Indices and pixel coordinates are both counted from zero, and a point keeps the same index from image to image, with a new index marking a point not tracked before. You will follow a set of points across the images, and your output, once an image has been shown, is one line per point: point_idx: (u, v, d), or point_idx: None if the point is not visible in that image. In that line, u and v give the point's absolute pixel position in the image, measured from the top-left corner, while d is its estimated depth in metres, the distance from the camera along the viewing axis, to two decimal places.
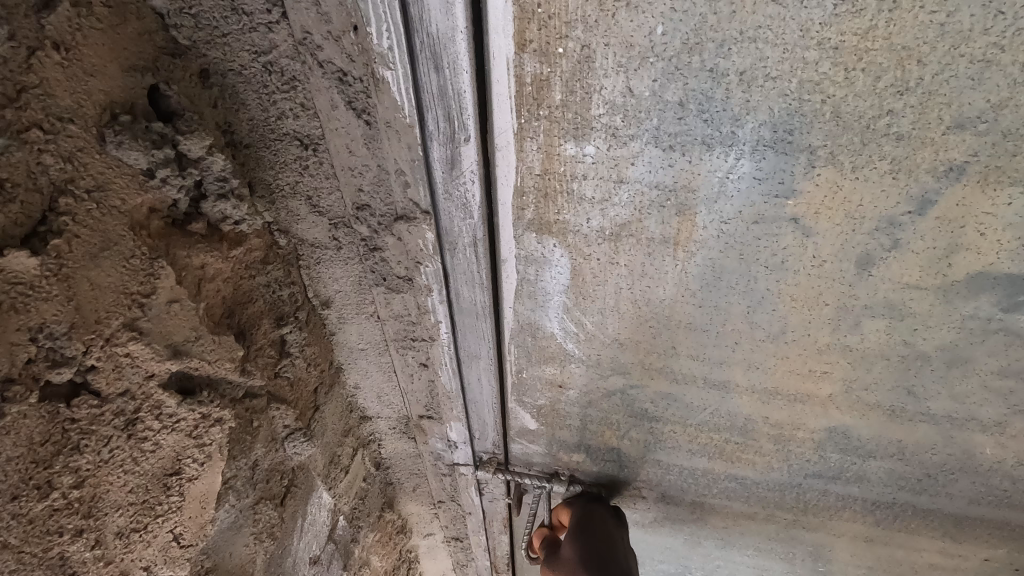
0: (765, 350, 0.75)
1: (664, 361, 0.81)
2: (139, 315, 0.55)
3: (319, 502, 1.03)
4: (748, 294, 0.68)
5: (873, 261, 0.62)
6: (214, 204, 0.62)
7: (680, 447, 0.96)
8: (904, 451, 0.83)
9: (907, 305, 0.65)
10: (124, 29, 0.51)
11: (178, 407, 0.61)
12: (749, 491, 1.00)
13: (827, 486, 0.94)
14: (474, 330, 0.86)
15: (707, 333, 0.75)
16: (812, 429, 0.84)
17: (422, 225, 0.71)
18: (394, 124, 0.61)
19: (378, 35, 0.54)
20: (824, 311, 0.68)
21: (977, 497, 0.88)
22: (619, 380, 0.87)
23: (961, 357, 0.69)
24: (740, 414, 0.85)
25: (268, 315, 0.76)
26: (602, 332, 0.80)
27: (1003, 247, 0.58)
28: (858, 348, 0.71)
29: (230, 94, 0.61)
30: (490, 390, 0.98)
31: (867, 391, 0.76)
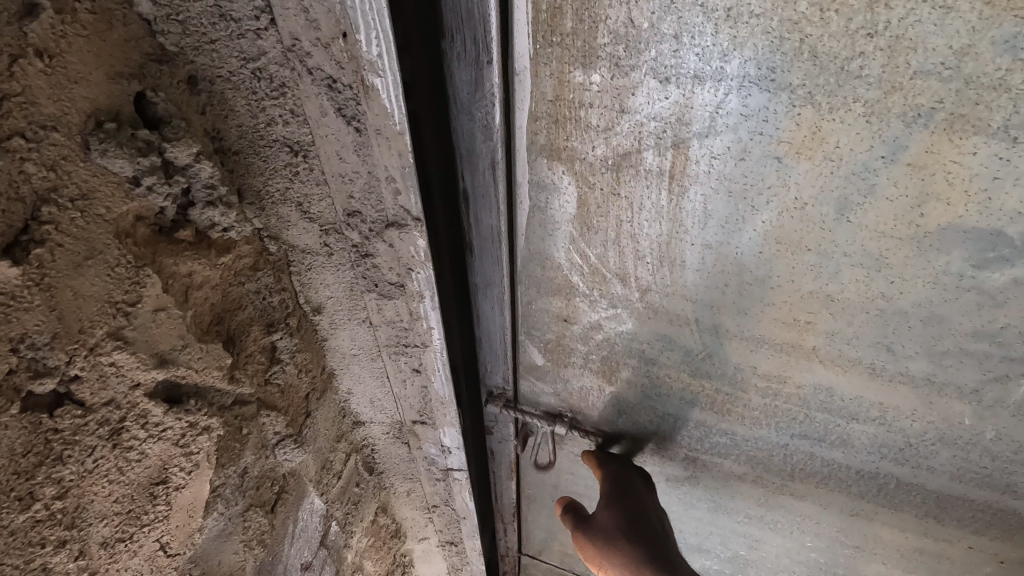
0: (754, 294, 0.72)
1: (660, 298, 0.78)
2: (124, 324, 0.55)
3: (312, 507, 1.02)
4: (733, 233, 0.66)
5: (851, 207, 0.59)
6: (202, 211, 0.61)
7: (673, 394, 0.93)
8: (885, 418, 0.79)
9: (882, 254, 0.61)
10: (110, 36, 0.50)
11: (165, 416, 0.60)
12: (739, 448, 0.97)
13: (813, 449, 0.90)
14: (488, 276, 0.83)
15: (697, 271, 0.72)
16: (798, 384, 0.81)
17: (413, 232, 0.71)
18: (385, 131, 0.61)
19: (367, 43, 0.54)
20: (805, 255, 0.65)
21: (958, 473, 0.83)
22: (617, 318, 0.83)
23: (937, 316, 0.65)
24: (732, 361, 0.82)
25: (259, 322, 0.76)
26: (604, 267, 0.76)
27: (971, 200, 0.54)
28: (838, 298, 0.68)
29: (219, 100, 0.60)
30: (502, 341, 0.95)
31: (848, 345, 0.72)
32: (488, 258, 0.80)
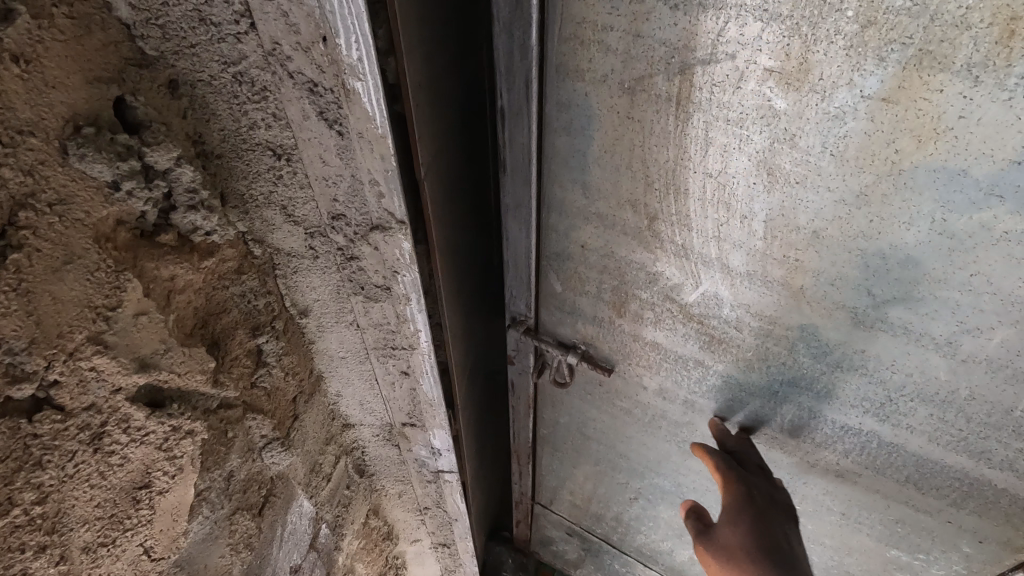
0: (746, 226, 0.65)
1: (666, 225, 0.70)
2: (105, 329, 0.55)
3: (301, 510, 1.02)
4: (720, 154, 0.60)
5: (833, 135, 0.54)
6: (183, 214, 0.61)
7: (674, 328, 0.83)
8: (867, 367, 0.72)
9: (862, 190, 0.57)
10: (88, 40, 0.50)
11: (147, 420, 0.61)
12: (734, 395, 0.88)
13: (803, 398, 0.81)
14: (517, 220, 0.79)
15: (699, 196, 0.65)
16: (786, 327, 0.74)
17: (397, 234, 0.72)
18: (367, 134, 0.62)
19: (347, 46, 0.55)
20: (799, 192, 0.59)
21: (936, 435, 0.74)
22: (628, 246, 0.76)
23: (912, 260, 0.59)
24: (726, 294, 0.74)
25: (244, 326, 0.76)
26: (617, 195, 0.71)
27: (939, 138, 0.50)
28: (824, 236, 0.62)
29: (200, 104, 0.60)
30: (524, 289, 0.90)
31: (834, 286, 0.66)
32: (514, 180, 0.74)
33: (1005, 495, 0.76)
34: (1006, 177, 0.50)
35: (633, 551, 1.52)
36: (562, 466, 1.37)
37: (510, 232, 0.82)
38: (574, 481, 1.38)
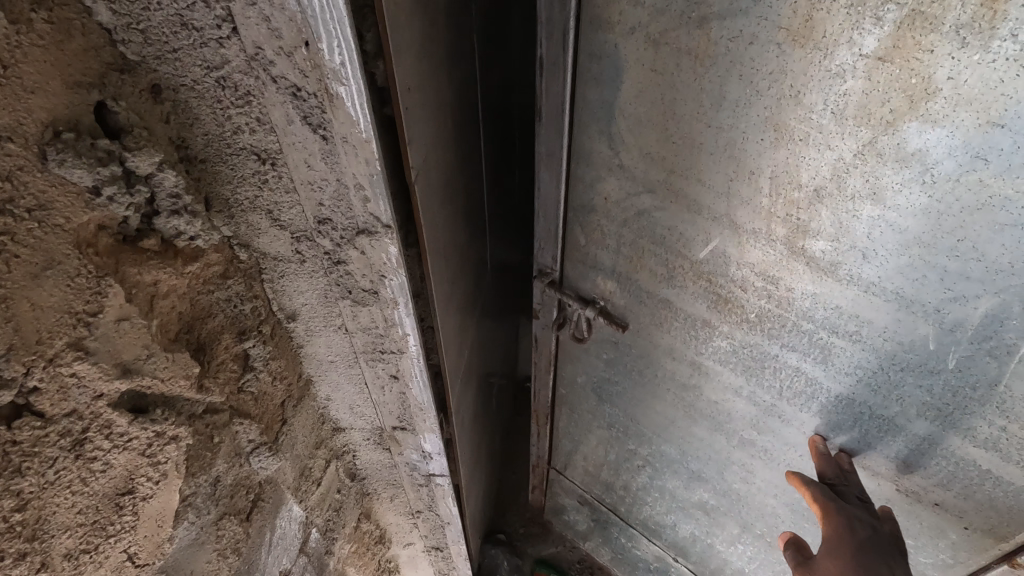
0: (753, 184, 0.67)
1: (684, 181, 0.73)
2: (85, 335, 0.54)
3: (290, 515, 1.01)
4: (725, 104, 0.63)
5: (833, 95, 0.55)
6: (166, 219, 0.61)
7: (685, 290, 0.86)
8: (860, 335, 0.71)
9: (859, 149, 0.57)
10: (69, 46, 0.50)
11: (130, 426, 0.60)
12: (737, 355, 0.87)
13: (800, 364, 0.81)
14: (549, 167, 0.85)
15: (711, 152, 0.68)
16: (789, 288, 0.74)
17: (384, 239, 0.72)
18: (351, 139, 0.62)
19: (329, 51, 0.55)
20: (802, 148, 0.61)
21: (925, 409, 0.72)
22: (647, 200, 0.80)
23: (898, 225, 0.59)
24: (733, 255, 0.76)
25: (230, 330, 0.76)
26: (638, 147, 0.75)
27: (927, 99, 0.51)
28: (824, 194, 0.63)
29: (183, 109, 0.60)
30: (551, 239, 0.95)
31: (835, 250, 0.66)
32: (549, 127, 0.80)
33: (988, 477, 0.72)
34: (990, 142, 0.50)
35: (636, 527, 1.46)
36: (576, 430, 1.37)
37: (542, 178, 0.88)
38: (586, 448, 1.39)
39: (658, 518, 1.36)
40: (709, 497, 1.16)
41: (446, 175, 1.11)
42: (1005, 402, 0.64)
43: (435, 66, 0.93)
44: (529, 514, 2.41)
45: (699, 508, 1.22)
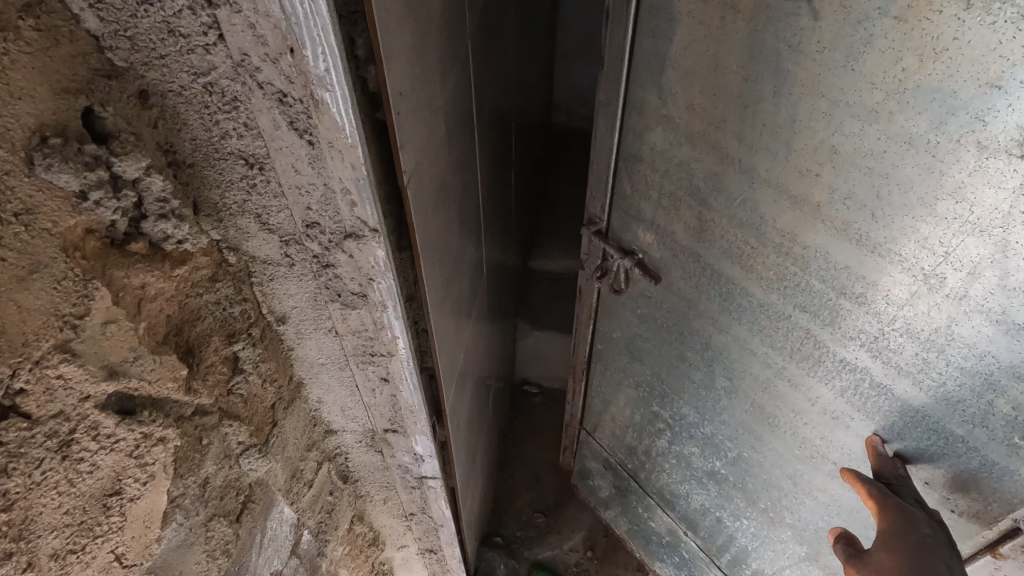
0: (780, 138, 0.72)
1: (720, 133, 0.79)
2: (72, 337, 0.55)
3: (281, 517, 1.02)
4: (761, 56, 0.69)
5: (855, 55, 0.60)
6: (154, 223, 0.62)
7: (713, 243, 0.90)
8: (865, 297, 0.73)
9: (874, 107, 0.61)
10: (57, 52, 0.51)
11: (117, 427, 0.61)
12: (754, 318, 0.91)
13: (810, 328, 0.83)
14: (608, 112, 0.94)
15: (746, 105, 0.74)
16: (804, 245, 0.77)
17: (371, 242, 0.73)
18: (337, 144, 0.63)
19: (314, 58, 0.56)
20: (821, 101, 0.65)
21: (920, 379, 0.73)
22: (687, 151, 0.86)
23: (905, 184, 0.61)
24: (761, 208, 0.80)
25: (219, 333, 0.76)
26: (682, 98, 0.81)
27: (938, 60, 0.54)
28: (841, 151, 0.66)
29: (171, 114, 0.61)
30: (603, 182, 1.04)
31: (847, 208, 0.69)
32: (612, 73, 0.89)
33: (974, 457, 0.73)
34: (992, 104, 0.52)
35: (653, 496, 1.48)
36: (607, 389, 1.43)
37: (602, 124, 0.97)
38: (615, 408, 1.44)
39: (674, 486, 1.38)
40: (721, 467, 1.18)
41: (442, 175, 1.12)
42: (993, 376, 0.65)
43: (433, 63, 0.97)
44: (526, 517, 2.40)
45: (711, 478, 1.24)
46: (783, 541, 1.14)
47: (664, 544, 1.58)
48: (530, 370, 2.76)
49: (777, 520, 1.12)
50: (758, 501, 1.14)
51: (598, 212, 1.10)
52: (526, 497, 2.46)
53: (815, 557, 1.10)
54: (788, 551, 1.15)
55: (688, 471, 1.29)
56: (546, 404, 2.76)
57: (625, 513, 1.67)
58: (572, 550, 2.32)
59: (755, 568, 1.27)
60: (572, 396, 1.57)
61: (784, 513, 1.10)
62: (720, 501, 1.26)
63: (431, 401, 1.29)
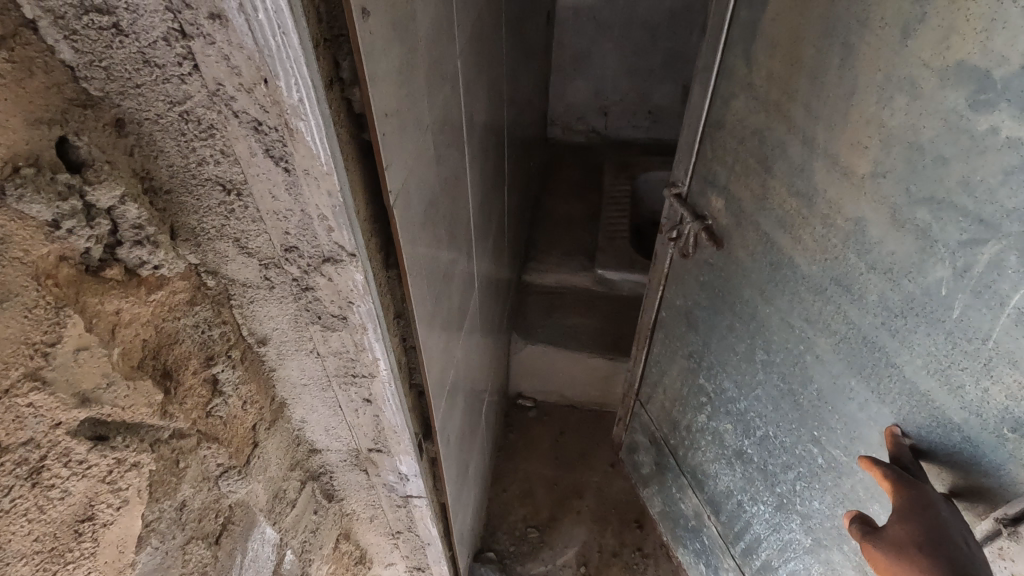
0: (840, 109, 0.83)
1: (791, 103, 0.91)
2: (43, 365, 0.55)
3: (263, 537, 1.01)
4: (832, 30, 0.80)
5: (911, 31, 0.70)
6: (129, 249, 0.63)
7: (771, 212, 1.01)
8: (894, 270, 0.80)
9: (920, 82, 0.71)
10: (31, 83, 0.52)
11: (89, 453, 0.61)
12: (795, 291, 1.00)
13: (843, 304, 0.91)
14: (702, 80, 1.12)
15: (815, 76, 0.86)
16: (844, 215, 0.86)
17: (349, 266, 0.73)
18: (313, 171, 0.63)
19: (288, 88, 0.56)
20: (877, 74, 0.76)
21: (931, 359, 0.79)
22: (760, 119, 0.99)
23: (942, 159, 0.70)
24: (815, 177, 0.90)
25: (197, 355, 0.76)
26: (764, 67, 0.95)
27: (977, 38, 0.63)
28: (888, 125, 0.76)
29: (147, 141, 0.62)
30: (690, 148, 1.21)
31: (886, 179, 0.78)
32: (710, 43, 1.06)
33: (966, 446, 0.78)
34: (1015, 84, 0.61)
35: (687, 475, 1.58)
36: (663, 359, 1.55)
37: (696, 94, 1.15)
38: (667, 380, 1.56)
39: (707, 464, 1.46)
40: (748, 446, 1.27)
41: (432, 192, 1.14)
42: (991, 361, 0.72)
43: (423, 85, 0.99)
44: (519, 532, 2.39)
45: (739, 458, 1.32)
46: (791, 531, 1.21)
47: (689, 530, 1.67)
48: (524, 385, 2.74)
49: (789, 507, 1.20)
50: (777, 486, 1.22)
51: (682, 178, 1.26)
52: (519, 512, 2.44)
53: (818, 550, 1.15)
54: (793, 543, 1.22)
55: (720, 450, 1.38)
56: (541, 418, 2.75)
57: (659, 494, 1.78)
58: (565, 566, 2.30)
59: (764, 558, 1.35)
60: (635, 366, 1.71)
61: (796, 501, 1.17)
62: (743, 484, 1.34)
63: (419, 418, 1.29)
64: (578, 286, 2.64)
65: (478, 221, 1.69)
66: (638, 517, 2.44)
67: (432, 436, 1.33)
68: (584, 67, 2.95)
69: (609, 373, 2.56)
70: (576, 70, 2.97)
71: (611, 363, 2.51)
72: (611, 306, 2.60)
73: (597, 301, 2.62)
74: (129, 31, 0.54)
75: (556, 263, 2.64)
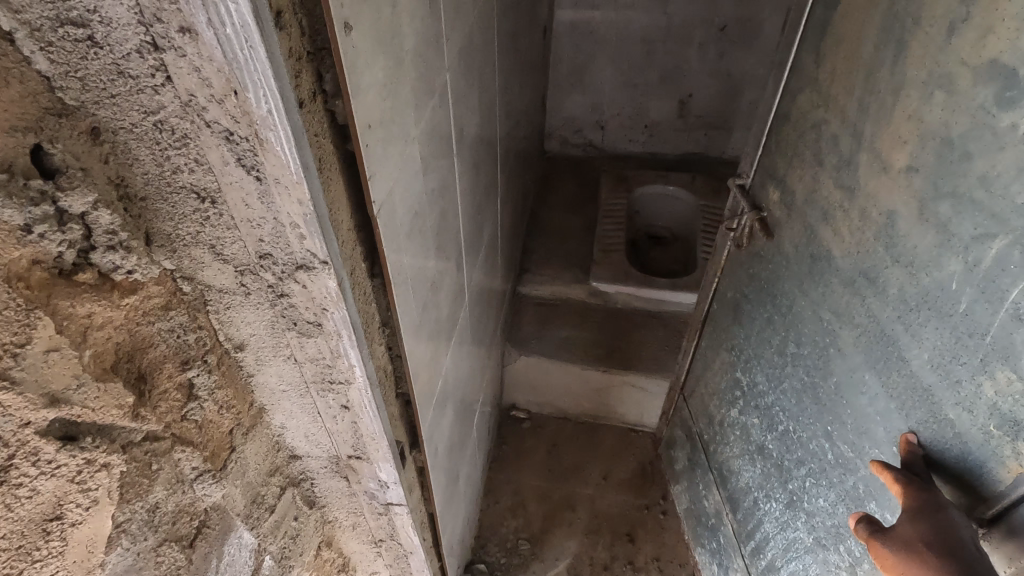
0: (889, 105, 0.95)
1: (848, 98, 1.05)
2: (13, 365, 0.56)
3: (240, 542, 1.02)
4: (891, 31, 0.93)
5: (956, 30, 0.82)
6: (102, 254, 0.64)
7: (818, 202, 1.16)
8: (914, 263, 0.93)
9: (958, 80, 0.82)
10: (7, 92, 0.54)
11: (58, 453, 0.62)
12: (826, 279, 1.14)
13: (869, 300, 1.03)
14: (769, 88, 1.32)
15: (873, 72, 0.98)
16: (877, 206, 1.00)
17: (321, 274, 0.75)
18: (283, 180, 0.65)
19: (257, 100, 0.58)
20: (924, 71, 0.88)
21: (937, 357, 0.90)
22: (821, 113, 1.14)
23: (968, 153, 0.82)
24: (861, 170, 1.03)
25: (173, 359, 0.78)
26: (831, 64, 1.09)
27: (1008, 37, 0.74)
28: (926, 121, 0.88)
29: (122, 150, 0.64)
30: (752, 149, 1.42)
31: (916, 172, 0.91)
32: (783, 48, 1.25)
33: (958, 447, 0.89)
34: None
35: (715, 471, 1.79)
36: (709, 348, 1.76)
37: (764, 101, 1.35)
38: (710, 371, 1.76)
39: (732, 461, 1.66)
40: (772, 441, 1.43)
41: (418, 203, 1.15)
42: (987, 356, 0.82)
43: (409, 95, 1.01)
44: (510, 544, 2.38)
45: (761, 454, 1.49)
46: (796, 530, 1.37)
47: (709, 528, 1.91)
48: (517, 396, 2.74)
49: (799, 505, 1.35)
50: (790, 483, 1.37)
51: (745, 175, 1.46)
52: (511, 524, 2.44)
53: (818, 549, 1.30)
54: (796, 543, 1.38)
55: (745, 445, 1.56)
56: (535, 430, 2.75)
57: (687, 490, 2.05)
58: None
59: (769, 556, 1.53)
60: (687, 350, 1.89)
61: (804, 499, 1.32)
62: (762, 482, 1.51)
63: (405, 426, 1.30)
64: (573, 298, 2.65)
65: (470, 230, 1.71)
66: (629, 530, 2.44)
67: (420, 446, 1.34)
68: (584, 81, 2.99)
69: (603, 385, 2.55)
70: (574, 84, 3.01)
71: (604, 375, 2.49)
72: (605, 317, 2.61)
73: (590, 313, 2.62)
74: (104, 44, 0.56)
75: (552, 275, 2.67)
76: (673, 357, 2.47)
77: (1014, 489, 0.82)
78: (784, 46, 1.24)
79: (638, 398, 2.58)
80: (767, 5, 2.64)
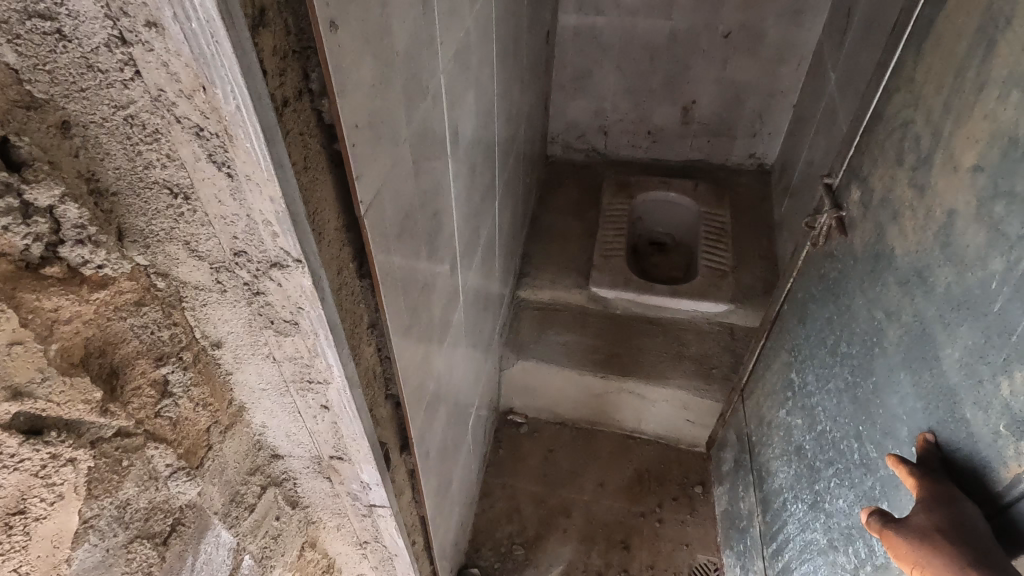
0: (969, 105, 0.98)
1: (935, 98, 1.08)
2: None
3: (218, 540, 1.01)
4: (983, 31, 0.95)
5: None
6: (71, 248, 0.64)
7: (889, 203, 1.20)
8: (964, 261, 0.96)
9: None
10: None
11: (20, 447, 0.62)
12: (884, 277, 1.19)
13: (918, 300, 1.06)
14: (869, 88, 1.34)
15: (960, 72, 1.01)
16: (938, 206, 1.04)
17: (295, 271, 0.74)
18: (254, 176, 0.64)
19: (225, 96, 0.58)
20: (1005, 71, 0.90)
21: (968, 356, 0.94)
22: (910, 113, 1.16)
23: None
24: (934, 171, 1.06)
25: (147, 356, 0.77)
26: (925, 66, 1.12)
27: None
28: (999, 121, 0.90)
29: (93, 144, 0.63)
30: (843, 148, 1.44)
31: (982, 171, 0.93)
32: (887, 48, 1.27)
33: (967, 447, 0.94)
34: None
35: (754, 470, 1.91)
36: (773, 349, 1.80)
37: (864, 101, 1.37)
38: (770, 372, 1.81)
39: (772, 462, 1.73)
40: (807, 441, 1.49)
41: (408, 204, 1.14)
42: (1009, 356, 0.86)
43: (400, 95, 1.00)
44: (504, 549, 2.37)
45: (797, 453, 1.56)
46: (814, 531, 1.43)
47: (739, 531, 2.05)
48: (515, 400, 2.73)
49: (820, 505, 1.41)
50: (816, 484, 1.43)
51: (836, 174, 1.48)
52: (506, 529, 2.43)
53: (829, 550, 1.37)
54: (812, 544, 1.45)
55: (786, 445, 1.63)
56: (532, 434, 2.74)
57: (728, 492, 2.21)
58: None
59: (786, 556, 1.63)
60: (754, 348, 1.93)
61: (827, 499, 1.37)
62: (792, 482, 1.58)
63: (394, 428, 1.29)
64: (573, 302, 2.64)
65: (466, 232, 1.70)
66: (624, 538, 2.42)
67: (410, 448, 1.34)
68: (586, 85, 2.99)
69: (601, 391, 2.54)
70: (578, 89, 3.01)
71: (602, 380, 2.48)
72: (605, 323, 2.59)
73: (590, 319, 2.61)
74: (72, 37, 0.55)
75: (552, 280, 2.65)
76: (675, 363, 2.45)
77: (1014, 489, 0.86)
78: (889, 47, 1.27)
79: (636, 405, 2.56)
80: (770, 11, 2.62)
